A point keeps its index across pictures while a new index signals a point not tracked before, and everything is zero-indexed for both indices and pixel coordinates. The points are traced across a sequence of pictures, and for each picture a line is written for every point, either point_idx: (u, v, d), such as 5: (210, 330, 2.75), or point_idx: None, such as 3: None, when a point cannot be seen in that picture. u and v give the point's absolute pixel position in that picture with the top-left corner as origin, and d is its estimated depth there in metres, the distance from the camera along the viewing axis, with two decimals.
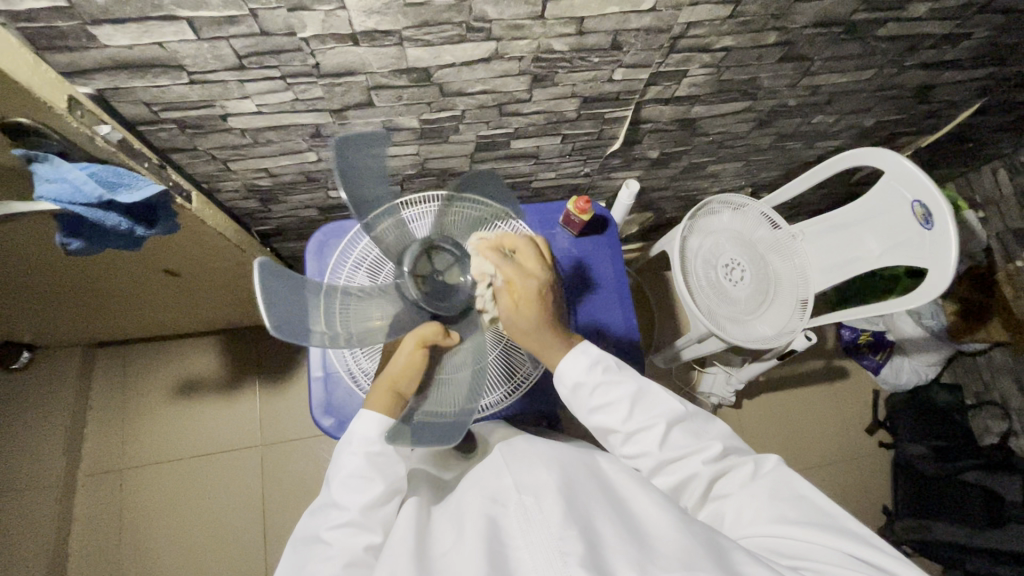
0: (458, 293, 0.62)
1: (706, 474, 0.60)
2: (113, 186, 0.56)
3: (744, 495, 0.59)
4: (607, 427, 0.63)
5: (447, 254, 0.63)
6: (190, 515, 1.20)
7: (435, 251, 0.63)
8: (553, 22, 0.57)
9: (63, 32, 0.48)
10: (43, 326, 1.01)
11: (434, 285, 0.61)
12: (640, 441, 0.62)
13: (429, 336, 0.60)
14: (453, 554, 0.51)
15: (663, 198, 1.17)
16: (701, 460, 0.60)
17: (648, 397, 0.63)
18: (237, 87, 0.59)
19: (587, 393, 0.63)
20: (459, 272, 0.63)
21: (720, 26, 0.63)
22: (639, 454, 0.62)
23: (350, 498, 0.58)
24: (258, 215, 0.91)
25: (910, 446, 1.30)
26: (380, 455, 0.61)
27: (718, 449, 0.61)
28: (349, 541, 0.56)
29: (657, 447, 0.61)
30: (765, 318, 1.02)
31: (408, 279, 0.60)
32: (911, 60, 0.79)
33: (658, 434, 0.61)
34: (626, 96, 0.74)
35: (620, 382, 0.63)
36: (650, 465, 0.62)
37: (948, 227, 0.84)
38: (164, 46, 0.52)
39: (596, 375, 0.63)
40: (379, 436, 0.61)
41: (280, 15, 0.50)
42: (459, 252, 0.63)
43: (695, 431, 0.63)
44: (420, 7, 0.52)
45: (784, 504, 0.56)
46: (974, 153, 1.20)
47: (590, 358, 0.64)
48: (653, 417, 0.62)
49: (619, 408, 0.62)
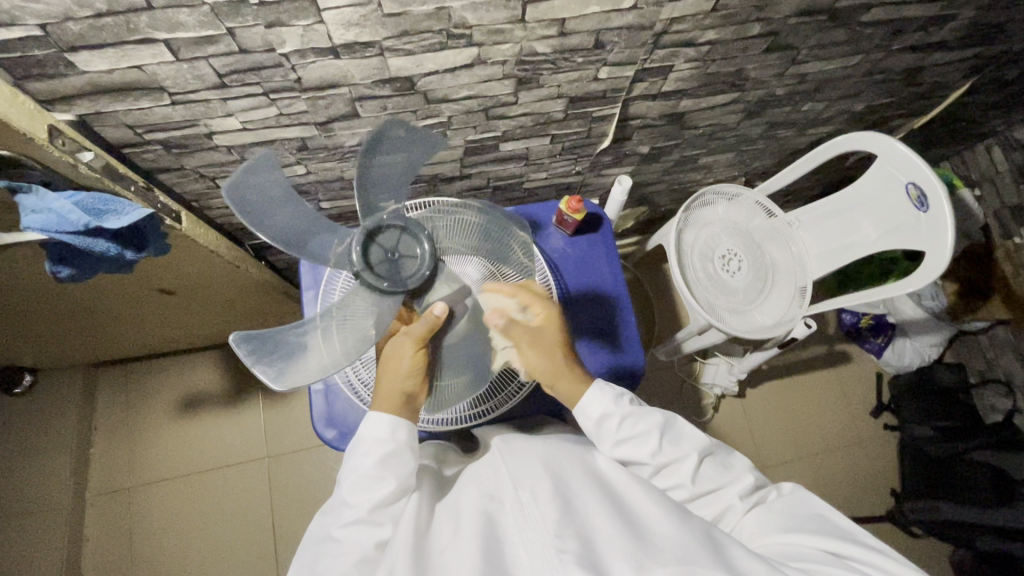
0: (421, 267, 0.57)
1: (739, 505, 0.61)
2: (99, 214, 0.56)
3: (764, 514, 0.60)
4: (636, 459, 0.63)
5: (391, 231, 0.57)
6: (201, 529, 1.20)
7: (380, 232, 0.57)
8: (534, 25, 0.56)
9: (40, 60, 0.48)
10: (42, 349, 1.00)
11: (385, 263, 0.56)
12: (670, 473, 0.63)
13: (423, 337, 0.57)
14: (450, 551, 0.50)
15: (656, 191, 1.16)
16: (733, 493, 0.62)
17: (677, 429, 0.64)
18: (220, 105, 0.59)
19: (615, 425, 0.63)
20: (411, 242, 0.57)
21: (702, 20, 0.62)
22: (669, 485, 0.63)
23: (360, 497, 0.58)
24: (251, 229, 0.91)
25: (916, 427, 1.30)
26: (392, 455, 0.59)
27: (750, 482, 0.63)
28: (358, 540, 0.56)
29: (690, 479, 0.62)
30: (764, 307, 1.01)
31: (360, 269, 0.55)
32: (898, 43, 0.78)
33: (690, 466, 0.62)
34: (612, 94, 0.73)
35: (649, 415, 0.64)
36: (682, 496, 0.62)
37: (943, 210, 0.83)
38: (143, 69, 0.52)
39: (623, 407, 0.64)
40: (391, 436, 0.59)
41: (258, 33, 0.50)
42: (402, 221, 0.58)
43: (722, 463, 0.65)
44: (398, 17, 0.51)
45: (803, 518, 0.58)
46: (968, 132, 1.19)
47: (614, 392, 0.64)
48: (684, 449, 0.63)
49: (651, 441, 0.63)
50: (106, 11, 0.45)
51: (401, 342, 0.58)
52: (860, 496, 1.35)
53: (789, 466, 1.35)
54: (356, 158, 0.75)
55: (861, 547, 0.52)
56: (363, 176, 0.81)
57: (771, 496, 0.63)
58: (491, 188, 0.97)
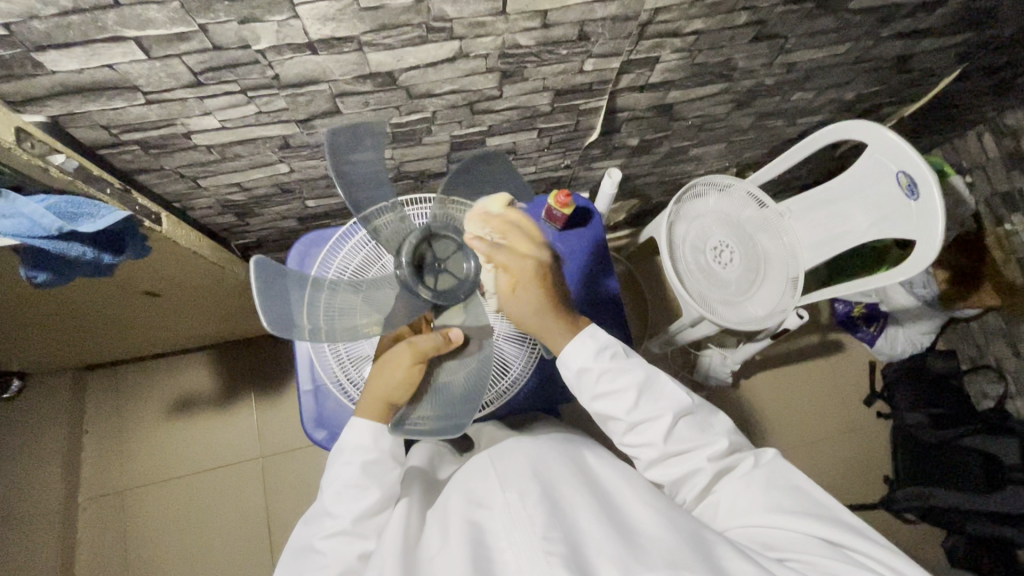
0: (463, 281, 0.59)
1: (710, 470, 0.60)
2: (73, 217, 0.56)
3: (739, 486, 0.59)
4: (611, 415, 0.61)
5: (448, 242, 0.60)
6: (194, 531, 1.20)
7: (435, 238, 0.59)
8: (515, 17, 0.55)
9: (6, 60, 0.47)
10: (27, 353, 0.99)
11: (433, 272, 0.59)
12: (644, 432, 0.61)
13: (427, 351, 0.58)
14: (438, 558, 0.49)
15: (647, 183, 1.15)
16: (705, 454, 0.60)
17: (656, 386, 0.62)
18: (197, 104, 0.58)
19: (593, 379, 0.61)
20: (462, 260, 0.59)
21: (688, 10, 0.61)
22: (641, 444, 0.61)
23: (343, 508, 0.57)
24: (236, 228, 0.90)
25: (909, 414, 1.31)
26: (374, 463, 0.59)
27: (723, 446, 0.61)
28: (342, 550, 0.56)
29: (662, 439, 0.60)
30: (757, 298, 1.01)
31: (405, 268, 0.58)
32: (887, 30, 0.77)
33: (664, 426, 0.60)
34: (599, 86, 0.72)
35: (628, 369, 0.61)
36: (653, 456, 0.61)
37: (933, 195, 0.83)
38: (114, 68, 0.50)
39: (605, 361, 0.61)
40: (374, 444, 0.59)
41: (231, 29, 0.49)
42: (461, 238, 0.59)
43: (701, 424, 0.62)
44: (376, 11, 0.50)
45: (780, 493, 0.57)
46: (959, 119, 1.19)
47: (599, 345, 0.61)
48: (659, 407, 0.61)
49: (626, 400, 0.60)
50: (71, 9, 0.43)
51: (401, 349, 0.58)
52: (853, 483, 1.36)
53: (784, 456, 1.35)
54: None
55: (840, 529, 0.53)
56: None
57: (747, 463, 0.61)
58: None
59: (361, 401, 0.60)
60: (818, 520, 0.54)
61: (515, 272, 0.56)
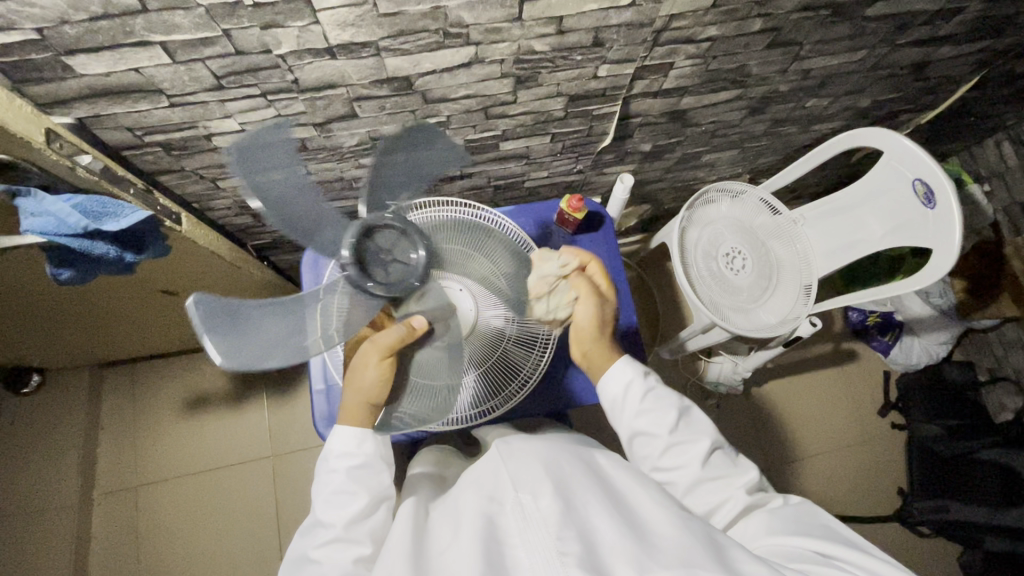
0: (413, 271, 0.55)
1: (741, 498, 0.61)
2: (97, 216, 0.57)
3: (768, 518, 0.59)
4: (651, 435, 0.63)
5: (389, 231, 0.55)
6: (204, 528, 1.21)
7: (376, 230, 0.55)
8: (532, 23, 0.56)
9: (38, 64, 0.48)
10: (48, 349, 1.01)
11: (381, 265, 0.54)
12: (678, 454, 0.62)
13: (391, 346, 0.57)
14: (451, 553, 0.50)
15: (659, 189, 1.15)
16: (737, 485, 0.62)
17: (693, 415, 0.65)
18: (218, 107, 0.59)
19: (639, 396, 0.64)
20: (408, 246, 0.55)
21: (703, 16, 0.62)
22: (675, 467, 0.62)
23: (335, 515, 0.58)
24: (252, 229, 0.92)
25: (923, 426, 1.29)
26: (361, 467, 0.61)
27: (754, 477, 0.63)
28: (337, 556, 0.56)
29: (700, 462, 0.62)
30: (770, 305, 1.01)
31: (350, 267, 0.53)
32: (903, 37, 0.77)
33: (701, 451, 0.62)
34: (612, 92, 0.72)
35: (668, 396, 0.65)
36: (687, 479, 0.62)
37: (950, 205, 0.82)
38: (140, 71, 0.52)
39: (647, 383, 0.65)
40: (359, 449, 0.62)
41: (254, 34, 0.50)
42: (402, 223, 0.55)
43: (731, 459, 0.64)
44: (394, 17, 0.51)
45: (809, 526, 0.56)
46: (977, 126, 1.17)
47: (642, 368, 0.66)
48: (697, 432, 0.63)
49: (668, 418, 0.63)
50: (101, 14, 0.45)
51: (367, 347, 0.58)
52: (866, 496, 1.34)
53: (794, 465, 1.34)
54: (355, 158, 0.75)
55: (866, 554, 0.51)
56: (363, 177, 0.81)
57: (777, 501, 0.61)
58: (492, 187, 0.96)
59: (343, 408, 0.62)
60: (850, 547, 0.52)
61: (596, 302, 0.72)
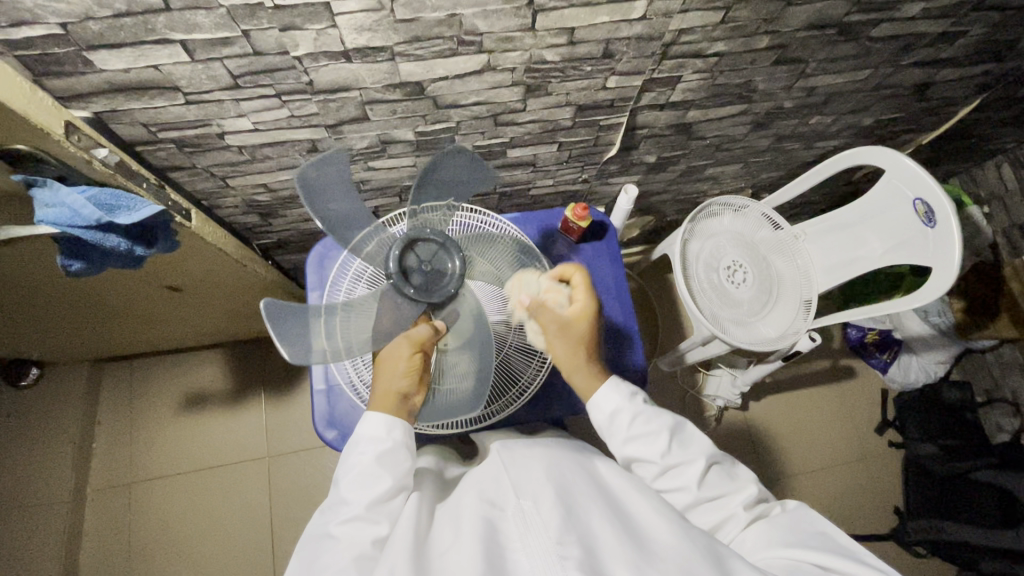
0: (449, 280, 0.61)
1: (744, 517, 0.60)
2: (111, 209, 0.57)
3: (767, 528, 0.59)
4: (643, 458, 0.63)
5: (429, 244, 0.61)
6: (197, 528, 1.21)
7: (417, 243, 0.61)
8: (544, 34, 0.57)
9: (59, 58, 0.49)
10: (50, 342, 1.01)
11: (424, 276, 0.61)
12: (676, 476, 0.62)
13: (424, 342, 0.60)
14: (452, 554, 0.50)
15: (662, 201, 1.17)
16: (737, 503, 0.61)
17: (686, 433, 0.64)
18: (233, 106, 0.60)
19: (627, 421, 0.64)
20: (446, 257, 0.61)
21: (712, 31, 0.63)
22: (674, 488, 0.62)
23: (357, 493, 0.58)
24: (259, 229, 0.92)
25: (921, 445, 1.29)
26: (389, 453, 0.60)
27: (754, 492, 0.62)
28: (357, 535, 0.56)
29: (696, 484, 0.61)
30: (770, 319, 1.01)
31: (397, 279, 0.59)
32: (906, 58, 0.78)
33: (697, 470, 0.62)
34: (620, 103, 0.74)
35: (658, 416, 0.64)
36: (685, 500, 0.62)
37: (950, 224, 0.83)
38: (159, 68, 0.52)
39: (635, 405, 0.65)
40: (388, 434, 0.60)
41: (272, 35, 0.51)
42: (441, 238, 0.61)
43: (729, 472, 0.64)
44: (411, 23, 0.52)
45: (804, 534, 0.56)
46: (978, 148, 1.19)
47: (629, 390, 0.66)
48: (691, 452, 0.63)
49: (659, 442, 0.63)
50: (125, 11, 0.46)
51: (400, 343, 0.60)
52: (862, 514, 1.33)
53: (790, 480, 1.34)
54: (365, 160, 0.76)
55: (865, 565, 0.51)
56: (371, 180, 0.82)
57: (775, 510, 0.61)
58: (498, 193, 0.97)
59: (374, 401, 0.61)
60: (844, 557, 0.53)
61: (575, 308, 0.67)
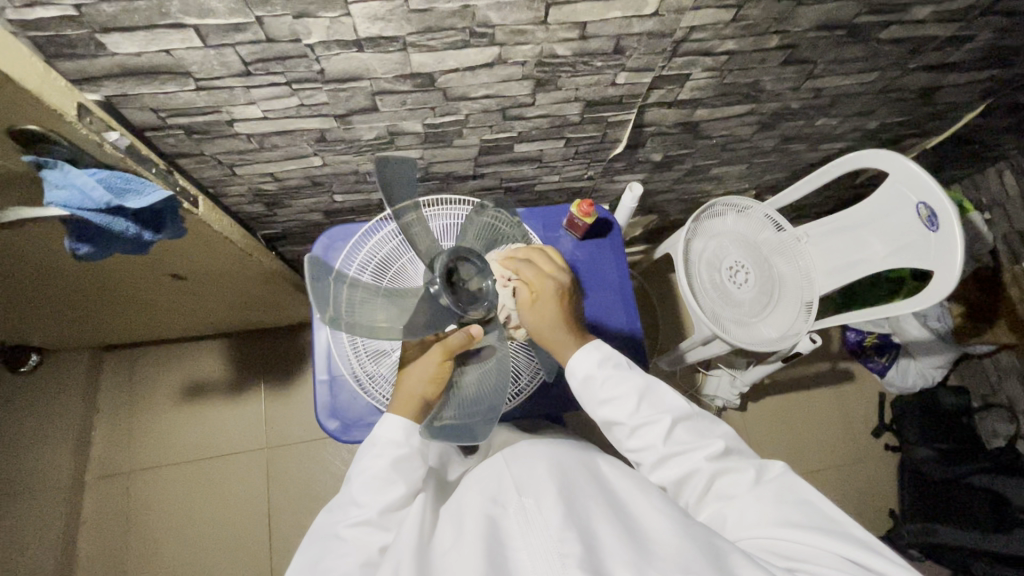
0: (486, 297, 0.63)
1: (707, 470, 0.60)
2: (120, 192, 0.57)
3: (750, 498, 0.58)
4: (615, 419, 0.64)
5: (472, 265, 0.63)
6: (195, 518, 1.21)
7: (462, 261, 0.63)
8: (555, 27, 0.57)
9: (72, 40, 0.49)
10: (52, 329, 1.01)
11: (464, 293, 0.62)
12: (645, 435, 0.63)
13: (452, 349, 0.62)
14: (453, 554, 0.51)
15: (666, 200, 1.17)
16: (700, 456, 0.61)
17: (655, 394, 0.65)
18: (243, 93, 0.60)
19: (597, 385, 0.65)
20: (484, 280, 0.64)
21: (722, 29, 0.63)
22: (643, 447, 0.63)
23: (371, 498, 0.60)
24: (263, 219, 0.92)
25: (917, 449, 1.30)
26: (405, 459, 0.62)
27: (719, 448, 0.61)
28: (366, 540, 0.57)
29: (661, 441, 0.62)
30: (770, 320, 1.02)
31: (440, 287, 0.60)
32: (914, 62, 0.79)
33: (663, 428, 0.62)
34: (629, 99, 0.74)
35: (627, 377, 0.65)
36: (653, 458, 0.63)
37: (954, 228, 0.83)
38: (171, 53, 0.52)
39: (606, 367, 0.65)
40: (405, 440, 0.63)
41: (286, 22, 0.51)
42: (482, 263, 0.64)
43: (700, 429, 0.63)
44: (424, 13, 0.52)
45: (790, 509, 0.56)
46: (980, 154, 1.20)
47: (602, 352, 0.66)
48: (658, 412, 0.63)
49: (627, 403, 0.64)
50: None
51: (432, 346, 0.63)
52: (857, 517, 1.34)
53: None
54: (373, 152, 0.76)
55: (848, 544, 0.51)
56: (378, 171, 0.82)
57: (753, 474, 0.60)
58: (503, 189, 0.97)
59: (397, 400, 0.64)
60: (827, 534, 0.53)
61: (538, 287, 0.65)
